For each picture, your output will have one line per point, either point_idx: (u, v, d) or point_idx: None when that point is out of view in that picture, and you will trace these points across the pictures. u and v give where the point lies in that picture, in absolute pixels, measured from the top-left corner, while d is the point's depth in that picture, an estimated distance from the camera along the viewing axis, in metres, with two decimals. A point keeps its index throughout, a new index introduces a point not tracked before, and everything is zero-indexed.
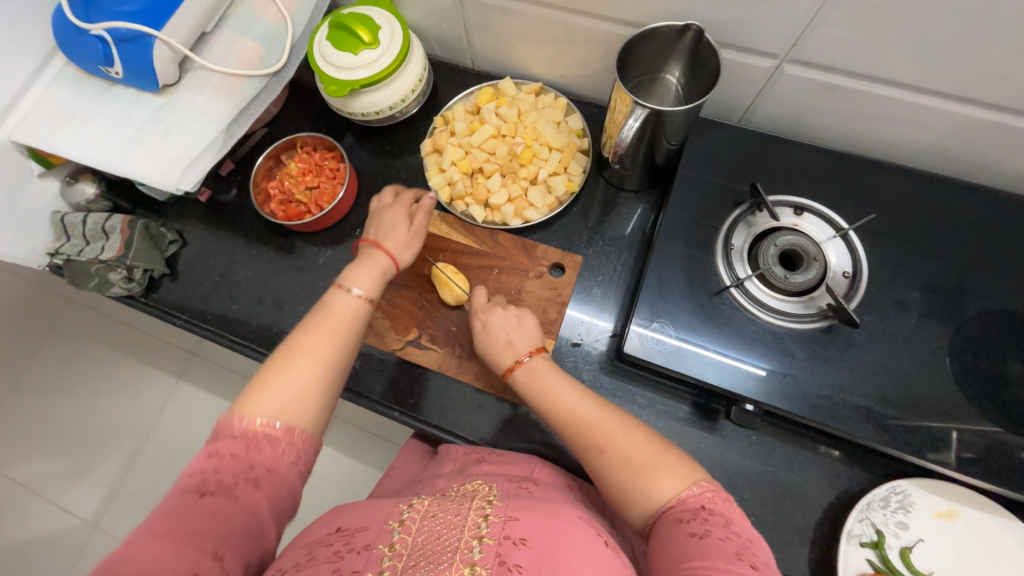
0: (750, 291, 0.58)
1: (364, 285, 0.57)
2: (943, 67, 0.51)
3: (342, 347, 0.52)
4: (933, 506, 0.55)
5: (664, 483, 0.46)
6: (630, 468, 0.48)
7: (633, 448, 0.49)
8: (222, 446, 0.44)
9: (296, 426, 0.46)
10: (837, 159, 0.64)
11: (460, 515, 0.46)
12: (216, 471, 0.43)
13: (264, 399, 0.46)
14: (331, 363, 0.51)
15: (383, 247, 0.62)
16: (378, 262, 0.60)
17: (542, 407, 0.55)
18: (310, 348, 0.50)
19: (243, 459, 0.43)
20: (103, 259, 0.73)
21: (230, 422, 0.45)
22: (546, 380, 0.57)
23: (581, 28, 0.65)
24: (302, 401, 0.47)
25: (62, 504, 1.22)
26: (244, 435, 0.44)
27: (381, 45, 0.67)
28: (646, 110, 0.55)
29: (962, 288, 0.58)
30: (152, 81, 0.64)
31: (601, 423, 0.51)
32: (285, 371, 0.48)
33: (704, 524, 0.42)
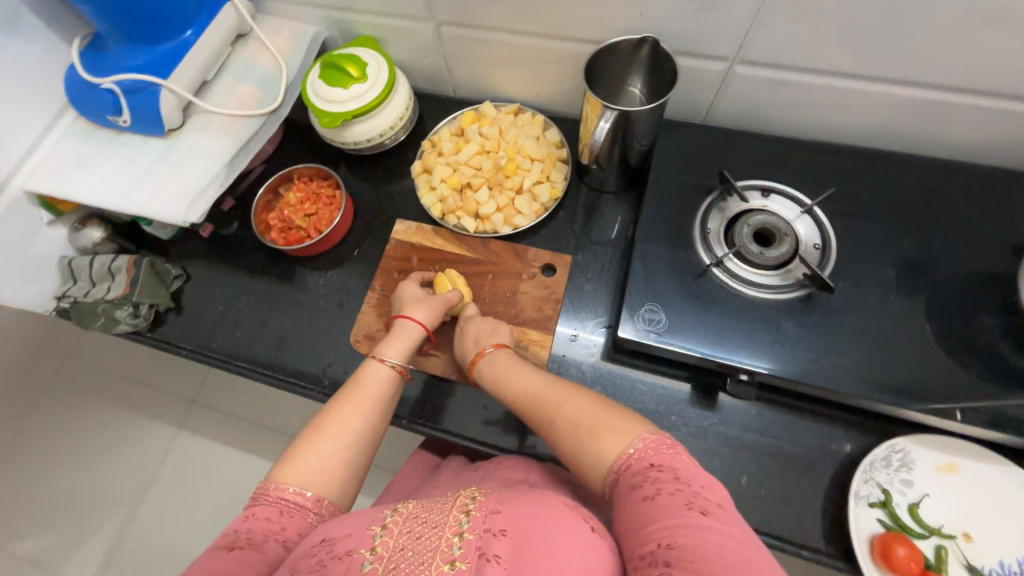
0: (731, 269, 0.62)
1: (396, 355, 0.63)
2: (874, 54, 0.57)
3: (369, 421, 0.57)
4: (934, 461, 0.57)
5: (608, 443, 0.47)
6: (579, 432, 0.49)
7: (579, 412, 0.50)
8: (258, 509, 0.50)
9: (324, 497, 0.52)
10: (793, 146, 0.69)
11: (441, 515, 0.46)
12: (248, 529, 0.48)
13: (297, 468, 0.52)
14: (359, 437, 0.55)
15: (411, 316, 0.66)
16: (410, 332, 0.64)
17: (498, 388, 0.58)
18: (338, 421, 0.55)
19: (276, 521, 0.49)
20: (109, 299, 0.75)
21: (267, 488, 0.51)
22: (504, 369, 0.59)
23: (551, 50, 0.72)
24: (330, 477, 0.52)
25: (64, 562, 1.19)
26: (279, 502, 0.50)
27: (369, 79, 0.74)
28: (614, 112, 0.60)
29: (927, 251, 0.62)
30: (158, 125, 0.69)
31: (551, 394, 0.54)
32: (315, 442, 0.54)
33: (654, 483, 0.42)
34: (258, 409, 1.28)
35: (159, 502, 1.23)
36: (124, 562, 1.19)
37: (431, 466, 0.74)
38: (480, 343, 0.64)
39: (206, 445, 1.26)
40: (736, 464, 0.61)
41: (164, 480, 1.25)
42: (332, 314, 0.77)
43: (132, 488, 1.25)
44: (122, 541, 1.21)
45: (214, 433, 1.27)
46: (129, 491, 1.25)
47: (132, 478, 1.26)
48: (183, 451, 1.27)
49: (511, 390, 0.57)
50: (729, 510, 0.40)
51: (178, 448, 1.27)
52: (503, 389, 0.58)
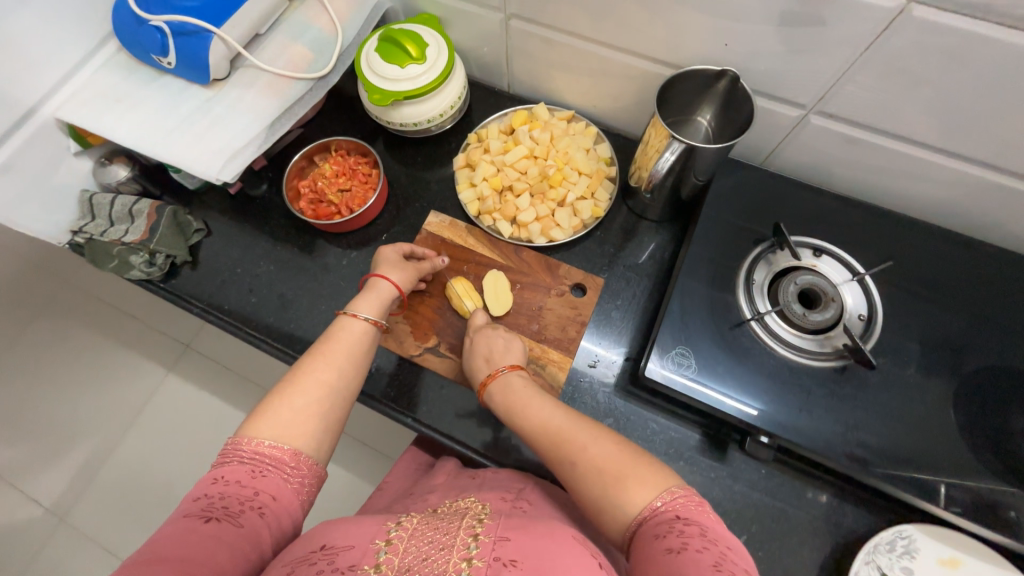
0: (769, 326, 0.60)
1: (368, 311, 0.62)
2: (961, 130, 0.55)
3: (342, 373, 0.55)
4: (938, 553, 0.56)
5: (634, 493, 0.44)
6: (601, 480, 0.46)
7: (602, 457, 0.48)
8: (227, 471, 0.46)
9: (301, 451, 0.49)
10: (851, 206, 0.67)
11: (448, 536, 0.45)
12: (221, 497, 0.44)
13: (271, 421, 0.50)
14: (333, 388, 0.54)
15: (384, 277, 0.65)
16: (382, 291, 0.64)
17: (513, 417, 0.56)
18: (313, 372, 0.54)
19: (249, 485, 0.45)
20: (125, 242, 0.73)
21: (238, 444, 0.48)
22: (525, 397, 0.57)
23: (619, 64, 0.69)
24: (306, 425, 0.50)
25: (33, 493, 1.18)
26: (251, 459, 0.47)
27: (428, 61, 0.70)
28: (682, 145, 0.57)
29: (970, 343, 0.60)
30: (203, 73, 0.66)
31: (572, 432, 0.51)
32: (288, 394, 0.52)
33: (680, 536, 0.40)
34: (251, 367, 1.27)
35: (138, 445, 1.22)
36: (95, 497, 1.19)
37: (423, 465, 0.71)
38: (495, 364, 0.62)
39: (194, 396, 1.25)
40: (737, 522, 0.60)
41: (147, 421, 1.24)
42: (350, 296, 0.75)
43: (114, 424, 1.24)
44: (96, 477, 1.20)
45: (203, 385, 1.26)
46: (110, 425, 1.24)
47: (115, 417, 1.24)
48: (170, 398, 1.26)
49: (527, 422, 0.54)
50: (735, 550, 0.40)
51: (165, 391, 1.26)
52: (517, 420, 0.56)
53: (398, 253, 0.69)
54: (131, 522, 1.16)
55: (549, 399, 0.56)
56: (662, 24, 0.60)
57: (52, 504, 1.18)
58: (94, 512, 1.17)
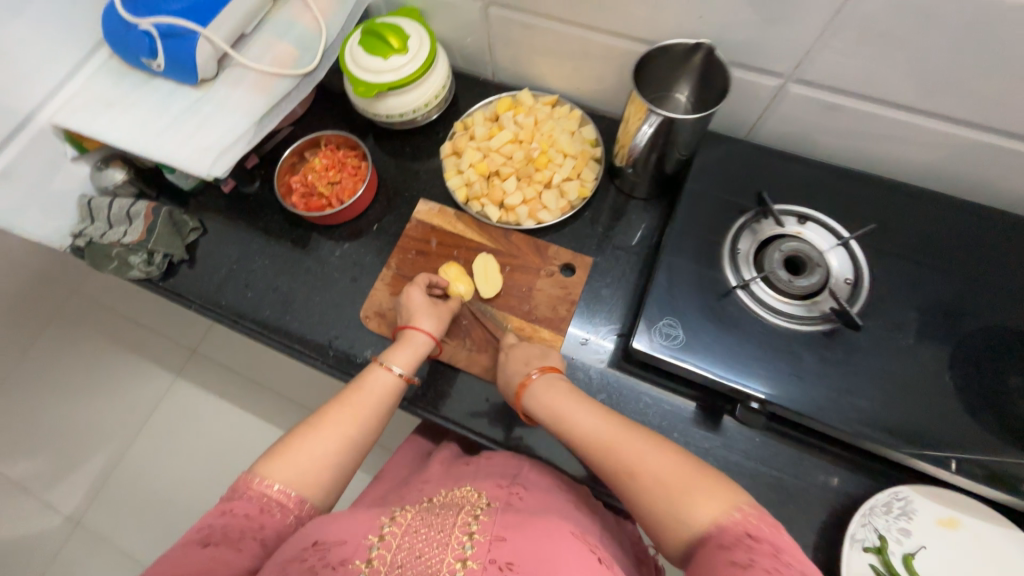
0: (756, 294, 0.60)
1: (402, 365, 0.61)
2: (939, 89, 0.55)
3: (364, 431, 0.55)
4: (935, 514, 0.56)
5: (702, 508, 0.43)
6: (665, 493, 0.45)
7: (665, 470, 0.46)
8: (236, 504, 0.48)
9: (307, 500, 0.50)
10: (836, 174, 0.67)
11: (444, 532, 0.45)
12: (225, 527, 0.46)
13: (284, 463, 0.50)
14: (350, 443, 0.54)
15: (419, 326, 0.63)
16: (417, 346, 0.62)
17: (560, 424, 0.54)
18: (334, 424, 0.54)
19: (254, 519, 0.47)
20: (125, 243, 0.75)
21: (250, 481, 0.49)
22: (562, 402, 0.55)
23: (599, 45, 0.70)
24: (314, 482, 0.51)
25: (49, 499, 1.21)
26: (260, 498, 0.48)
27: (410, 52, 0.72)
28: (660, 117, 0.58)
29: (960, 301, 0.60)
30: (192, 74, 0.68)
31: (629, 442, 0.50)
32: (307, 439, 0.52)
33: (749, 553, 0.39)
34: (256, 369, 1.29)
35: (149, 449, 1.24)
36: (109, 501, 1.21)
37: (422, 455, 0.72)
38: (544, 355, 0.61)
39: (202, 399, 1.27)
40: None
41: (156, 425, 1.26)
42: (343, 287, 0.76)
43: (125, 429, 1.26)
44: (109, 482, 1.22)
45: (210, 388, 1.28)
46: (122, 431, 1.26)
47: (125, 423, 1.27)
48: (179, 402, 1.28)
49: (578, 432, 0.53)
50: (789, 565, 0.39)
51: (173, 395, 1.29)
52: (567, 428, 0.54)
53: (425, 296, 0.66)
54: (144, 523, 1.19)
55: (597, 406, 0.54)
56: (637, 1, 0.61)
57: (68, 508, 1.21)
58: (109, 516, 1.20)
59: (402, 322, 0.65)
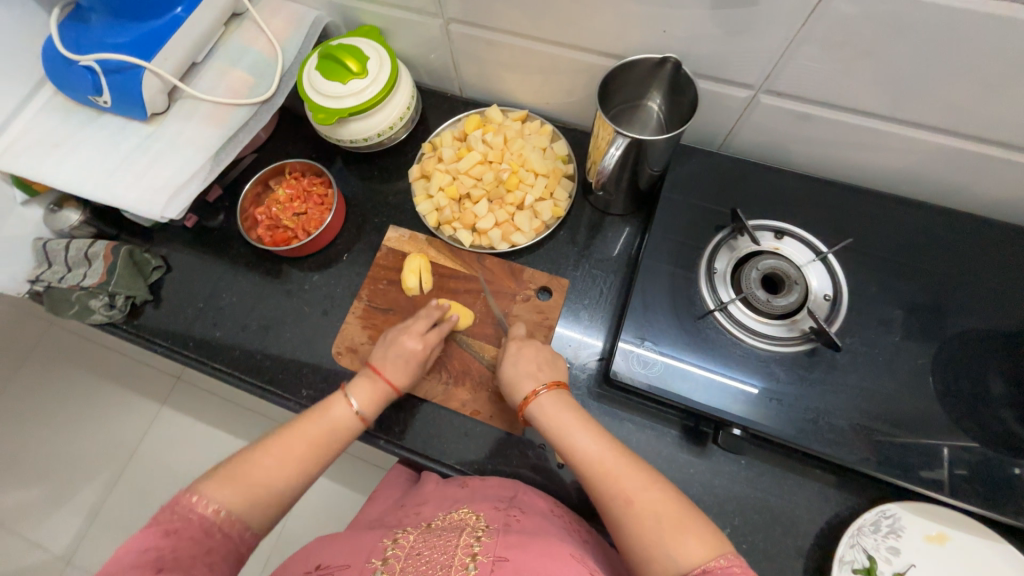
0: (733, 315, 0.59)
1: (362, 403, 0.56)
2: (911, 97, 0.53)
3: (320, 462, 0.52)
4: (923, 530, 0.55)
5: (690, 548, 0.41)
6: (657, 524, 0.43)
7: (659, 502, 0.44)
8: (177, 527, 0.42)
9: (251, 526, 0.46)
10: (812, 184, 0.66)
11: (447, 554, 0.44)
12: (171, 550, 0.41)
13: (231, 484, 0.46)
14: (306, 473, 0.50)
15: (383, 373, 0.59)
16: (382, 389, 0.58)
17: (562, 443, 0.52)
18: (291, 450, 0.50)
19: (201, 542, 0.43)
20: (85, 286, 0.72)
21: (189, 501, 0.44)
22: (563, 423, 0.53)
23: (565, 60, 0.67)
24: (262, 507, 0.47)
25: (35, 539, 1.18)
26: (201, 521, 0.43)
27: (369, 75, 0.69)
28: (627, 139, 0.56)
29: (942, 311, 0.59)
30: (140, 109, 0.65)
31: (626, 471, 0.47)
32: (258, 462, 0.48)
33: None
34: (240, 396, 1.26)
35: (135, 485, 1.21)
36: (96, 539, 1.18)
37: (409, 478, 0.68)
38: (539, 376, 0.58)
39: (186, 429, 1.25)
40: (720, 516, 0.59)
41: (141, 458, 1.23)
42: (315, 321, 0.74)
43: (109, 463, 1.24)
44: (96, 519, 1.20)
45: (194, 418, 1.25)
46: (106, 465, 1.23)
47: (109, 458, 1.24)
48: (162, 433, 1.25)
49: (578, 452, 0.50)
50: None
51: (157, 426, 1.26)
52: (569, 446, 0.51)
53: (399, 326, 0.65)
54: None
55: (598, 426, 0.52)
56: (600, 16, 0.58)
57: (55, 547, 1.18)
58: (96, 554, 1.17)
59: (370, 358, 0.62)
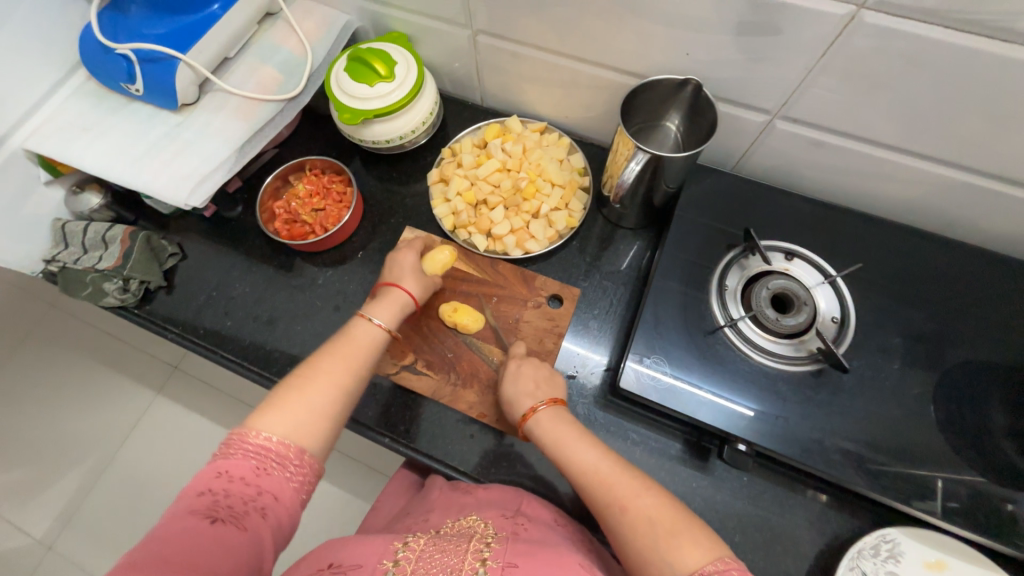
0: (742, 332, 0.60)
1: (385, 318, 0.61)
2: (922, 130, 0.55)
3: (357, 379, 0.53)
4: (922, 557, 0.55)
5: (686, 555, 0.41)
6: (653, 532, 0.44)
7: (655, 510, 0.45)
8: (231, 465, 0.43)
9: (307, 449, 0.46)
10: (823, 209, 0.67)
11: (458, 558, 0.44)
12: (226, 495, 0.41)
13: (282, 416, 0.47)
14: (343, 389, 0.51)
15: (401, 286, 0.65)
16: (399, 300, 0.63)
17: (558, 456, 0.53)
18: (325, 373, 0.51)
19: (253, 484, 0.42)
20: (100, 269, 0.72)
21: (244, 436, 0.45)
22: (567, 437, 0.54)
23: (587, 76, 0.69)
24: (314, 426, 0.48)
25: (20, 523, 1.17)
26: (257, 453, 0.44)
27: (397, 79, 0.71)
28: (647, 155, 0.58)
29: (945, 340, 0.60)
30: (171, 99, 0.66)
31: (622, 479, 0.48)
32: (299, 392, 0.49)
33: None
34: (239, 388, 1.26)
35: (127, 473, 1.20)
36: (82, 526, 1.16)
37: (412, 485, 0.68)
38: (537, 395, 0.59)
39: (182, 419, 1.24)
40: (721, 532, 0.59)
41: (135, 445, 1.22)
42: (326, 316, 0.74)
43: (102, 449, 1.22)
44: (84, 505, 1.18)
45: (192, 409, 1.24)
46: (98, 450, 1.22)
47: (102, 444, 1.23)
48: (158, 422, 1.24)
49: (574, 463, 0.51)
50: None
51: (153, 414, 1.25)
52: (566, 459, 0.52)
53: (415, 258, 0.69)
54: (118, 549, 1.14)
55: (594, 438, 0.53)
56: (625, 36, 0.60)
57: (39, 532, 1.16)
58: (81, 541, 1.15)
59: (383, 283, 0.67)
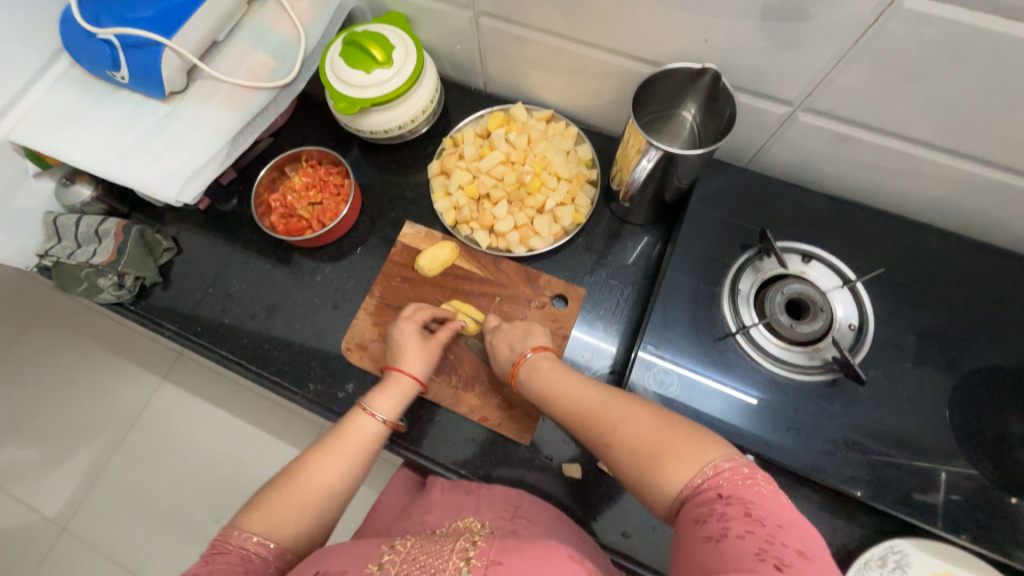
0: (754, 338, 0.58)
1: (385, 410, 0.58)
2: (958, 126, 0.51)
3: (348, 483, 0.52)
4: (931, 568, 0.54)
5: (673, 472, 0.41)
6: (639, 460, 0.43)
7: (639, 435, 0.45)
8: (219, 553, 0.43)
9: (287, 549, 0.46)
10: (844, 208, 0.64)
11: (441, 559, 0.42)
12: (211, 570, 0.40)
13: (265, 515, 0.47)
14: (332, 491, 0.50)
15: (405, 368, 0.60)
16: (401, 384, 0.59)
17: (549, 403, 0.54)
18: (313, 472, 0.51)
19: (237, 567, 0.42)
20: (93, 264, 0.70)
21: (226, 538, 0.45)
22: (549, 383, 0.55)
23: (596, 62, 0.65)
24: (297, 528, 0.47)
25: (33, 505, 1.19)
26: (241, 548, 0.44)
27: (395, 65, 0.67)
28: (660, 152, 0.54)
29: (968, 348, 0.57)
30: (158, 88, 0.63)
31: (604, 415, 0.49)
32: (285, 492, 0.49)
33: (720, 521, 0.35)
34: (243, 377, 1.25)
35: (134, 459, 1.22)
36: (93, 509, 1.19)
37: (414, 484, 0.68)
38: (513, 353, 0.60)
39: (187, 407, 1.24)
40: None
41: (141, 432, 1.24)
42: (325, 313, 0.73)
43: (110, 435, 1.24)
44: (94, 489, 1.20)
45: (196, 397, 1.25)
46: (106, 436, 1.24)
47: (109, 430, 1.24)
48: (163, 410, 1.25)
49: (563, 405, 0.53)
50: (788, 528, 0.34)
51: (159, 401, 1.26)
52: (554, 404, 0.53)
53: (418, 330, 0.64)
54: (129, 532, 1.17)
55: (580, 375, 0.54)
56: (638, 20, 0.56)
57: (53, 514, 1.19)
58: (93, 524, 1.18)
59: (385, 364, 0.63)
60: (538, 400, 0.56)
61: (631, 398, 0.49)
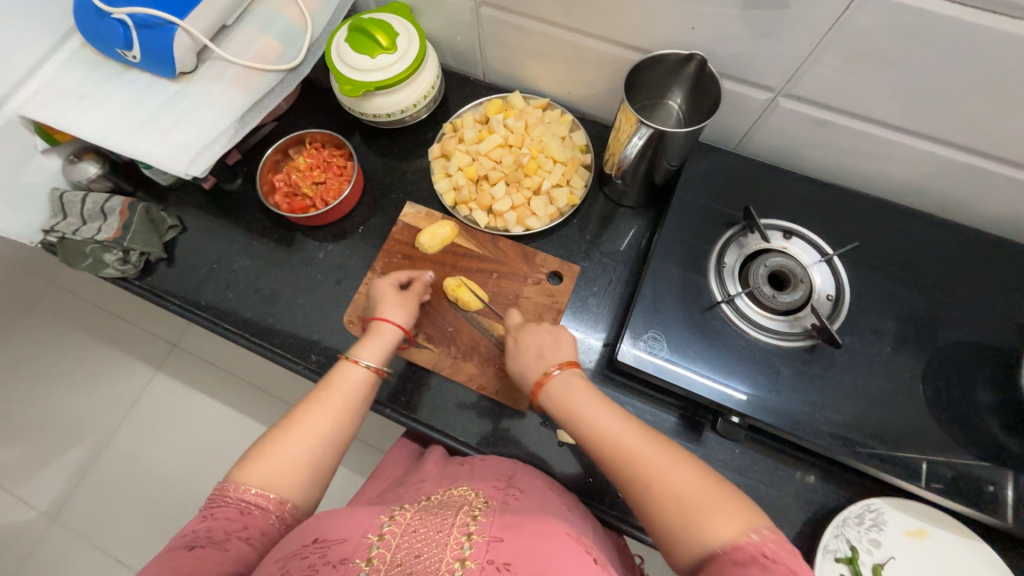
0: (739, 308, 0.61)
1: (372, 357, 0.59)
2: (924, 110, 0.55)
3: (341, 428, 0.54)
4: (904, 525, 0.57)
5: (718, 526, 0.41)
6: (682, 509, 0.43)
7: (687, 485, 0.44)
8: (218, 508, 0.47)
9: (288, 500, 0.49)
10: (823, 190, 0.68)
11: (442, 532, 0.44)
12: (208, 529, 0.45)
13: (262, 468, 0.49)
14: (326, 439, 0.52)
15: (388, 319, 0.62)
16: (385, 335, 0.61)
17: (579, 431, 0.52)
18: (307, 423, 0.52)
19: (236, 520, 0.46)
20: (99, 240, 0.72)
21: (225, 490, 0.48)
22: (582, 405, 0.53)
23: (590, 50, 0.68)
24: (294, 478, 0.50)
25: (23, 495, 1.18)
26: (239, 502, 0.47)
27: (399, 51, 0.70)
28: (650, 130, 0.57)
29: (937, 319, 0.61)
30: (169, 67, 0.65)
31: (650, 458, 0.47)
32: (280, 443, 0.51)
33: (762, 572, 0.37)
34: (238, 365, 1.26)
35: (127, 447, 1.21)
36: (85, 498, 1.18)
37: (412, 454, 0.70)
38: (542, 363, 0.58)
39: (182, 395, 1.25)
40: None
41: (135, 420, 1.23)
42: (328, 290, 0.75)
43: (103, 423, 1.23)
44: (86, 478, 1.20)
45: (191, 385, 1.25)
46: (99, 424, 1.23)
47: (102, 418, 1.24)
48: (158, 398, 1.25)
49: (597, 436, 0.51)
50: None
51: (153, 390, 1.26)
52: (585, 432, 0.51)
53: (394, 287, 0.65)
54: (122, 520, 1.16)
55: (620, 411, 0.52)
56: (630, 9, 0.60)
57: (44, 503, 1.18)
58: (85, 512, 1.17)
59: (370, 316, 0.64)
60: (565, 423, 0.54)
61: (676, 445, 0.49)
